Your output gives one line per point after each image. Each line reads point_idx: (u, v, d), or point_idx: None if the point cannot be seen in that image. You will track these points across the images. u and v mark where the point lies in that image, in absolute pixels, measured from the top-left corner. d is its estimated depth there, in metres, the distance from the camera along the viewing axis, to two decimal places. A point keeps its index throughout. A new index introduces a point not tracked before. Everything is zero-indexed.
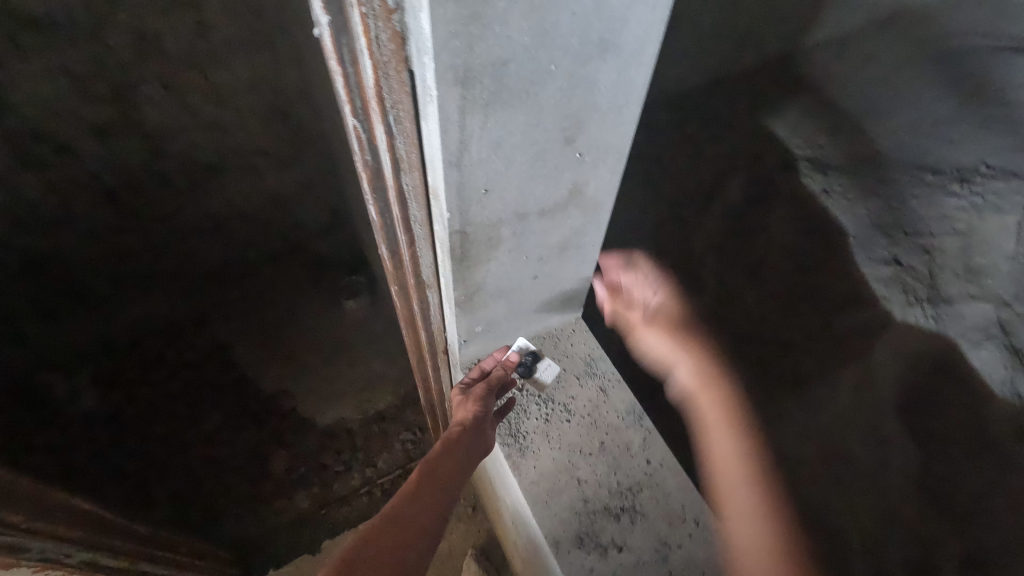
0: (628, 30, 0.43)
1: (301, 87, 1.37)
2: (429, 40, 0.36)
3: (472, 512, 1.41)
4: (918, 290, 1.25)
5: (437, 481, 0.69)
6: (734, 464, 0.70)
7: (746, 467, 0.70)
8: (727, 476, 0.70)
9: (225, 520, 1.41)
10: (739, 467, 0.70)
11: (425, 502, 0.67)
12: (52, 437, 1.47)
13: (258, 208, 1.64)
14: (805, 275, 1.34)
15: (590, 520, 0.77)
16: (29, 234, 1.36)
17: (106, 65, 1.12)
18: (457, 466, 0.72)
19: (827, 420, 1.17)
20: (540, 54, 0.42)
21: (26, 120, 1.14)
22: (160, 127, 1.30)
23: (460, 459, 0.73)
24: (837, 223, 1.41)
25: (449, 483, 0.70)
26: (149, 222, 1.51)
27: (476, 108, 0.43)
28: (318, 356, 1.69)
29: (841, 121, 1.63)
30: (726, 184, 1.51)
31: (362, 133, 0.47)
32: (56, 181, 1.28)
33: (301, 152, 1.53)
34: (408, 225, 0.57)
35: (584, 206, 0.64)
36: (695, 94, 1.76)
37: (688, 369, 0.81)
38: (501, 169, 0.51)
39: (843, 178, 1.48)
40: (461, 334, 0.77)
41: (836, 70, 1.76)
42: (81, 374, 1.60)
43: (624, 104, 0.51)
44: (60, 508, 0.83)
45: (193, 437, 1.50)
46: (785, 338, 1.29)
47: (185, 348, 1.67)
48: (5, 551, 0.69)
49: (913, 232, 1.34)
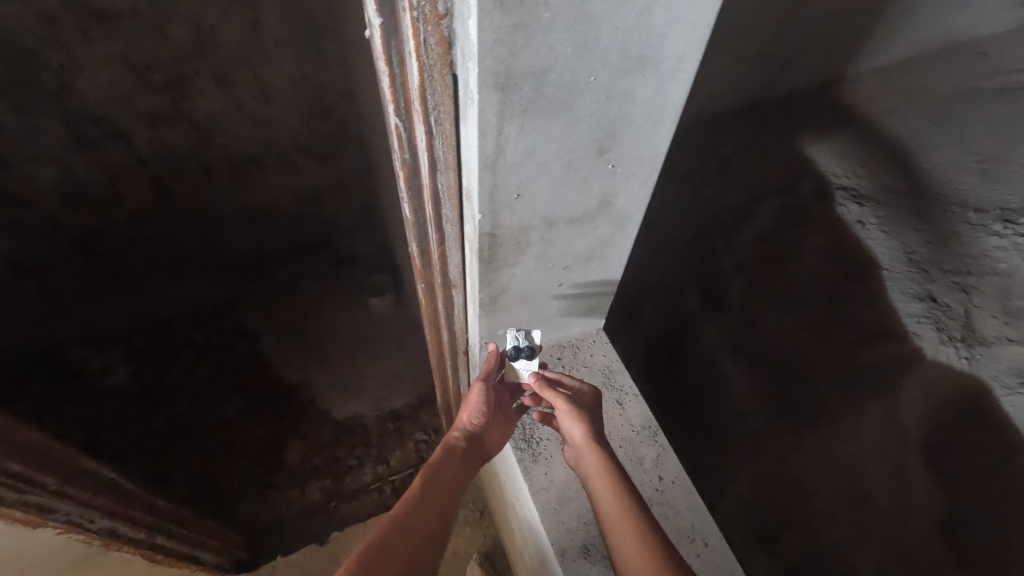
0: (668, 47, 0.44)
1: (345, 87, 1.41)
2: (475, 46, 0.38)
3: (479, 517, 1.41)
4: (952, 328, 1.15)
5: (443, 482, 0.66)
6: (621, 532, 0.59)
7: (633, 528, 0.59)
8: (620, 556, 0.57)
9: (238, 504, 1.43)
10: (626, 528, 0.59)
11: (434, 502, 0.63)
12: (83, 409, 1.56)
13: (295, 203, 1.69)
14: (832, 302, 1.27)
15: (597, 531, 0.76)
16: (78, 214, 1.41)
17: (164, 55, 1.17)
18: (460, 472, 0.70)
19: (853, 455, 1.13)
20: (581, 66, 0.43)
21: (86, 103, 1.20)
22: (208, 118, 1.35)
23: (460, 466, 0.70)
24: (872, 252, 1.31)
25: (454, 487, 0.67)
26: (190, 208, 1.55)
27: (514, 114, 0.44)
28: (341, 351, 1.73)
29: (884, 154, 1.55)
30: (757, 210, 1.49)
31: (403, 131, 0.50)
32: (108, 164, 1.34)
33: (339, 149, 1.57)
34: (439, 223, 0.60)
35: (612, 218, 0.64)
36: (728, 119, 1.77)
37: (575, 433, 0.72)
38: (534, 175, 0.52)
39: (881, 209, 1.39)
40: (482, 336, 0.78)
41: (879, 102, 1.73)
42: (114, 351, 1.68)
43: (659, 120, 0.52)
44: (84, 475, 0.86)
45: (214, 420, 1.55)
46: (811, 364, 1.24)
47: (213, 333, 1.74)
48: (35, 512, 0.73)
49: (951, 270, 1.24)
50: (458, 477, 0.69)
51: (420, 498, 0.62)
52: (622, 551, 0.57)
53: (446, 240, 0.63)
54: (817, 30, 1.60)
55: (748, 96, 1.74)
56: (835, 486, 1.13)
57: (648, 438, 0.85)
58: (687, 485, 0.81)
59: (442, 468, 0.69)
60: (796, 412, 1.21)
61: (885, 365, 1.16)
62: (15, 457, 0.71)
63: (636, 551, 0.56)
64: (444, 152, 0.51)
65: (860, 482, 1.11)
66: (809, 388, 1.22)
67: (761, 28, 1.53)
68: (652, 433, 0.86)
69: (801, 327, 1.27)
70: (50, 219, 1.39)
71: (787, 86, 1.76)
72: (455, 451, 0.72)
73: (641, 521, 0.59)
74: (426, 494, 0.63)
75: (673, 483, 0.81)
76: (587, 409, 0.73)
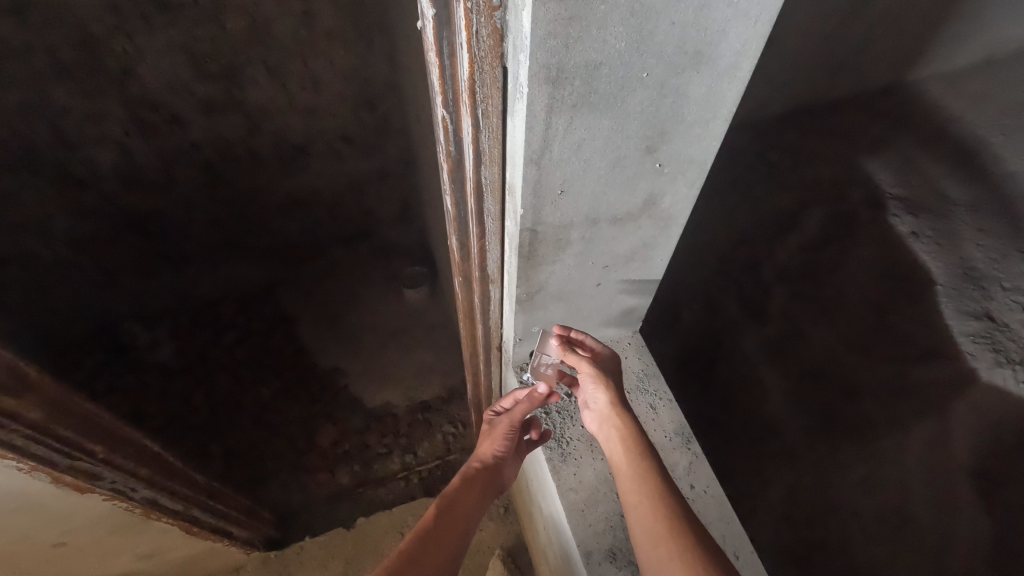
0: (725, 43, 0.43)
1: (390, 80, 1.43)
2: (528, 38, 0.38)
3: (503, 513, 1.41)
4: (1011, 350, 1.07)
5: (456, 514, 0.67)
6: (636, 491, 0.60)
7: (647, 487, 0.60)
8: (633, 512, 0.59)
9: (271, 482, 1.47)
10: (640, 486, 0.60)
11: (448, 534, 0.63)
12: (130, 381, 1.63)
13: (337, 193, 1.72)
14: (881, 315, 1.21)
15: (625, 536, 0.74)
16: (133, 195, 1.48)
17: (220, 45, 1.21)
18: (474, 503, 0.71)
19: (896, 477, 1.07)
20: (634, 61, 0.42)
21: (146, 90, 1.25)
22: (259, 108, 1.39)
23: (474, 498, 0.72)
24: (925, 267, 1.23)
25: (467, 521, 0.68)
26: (237, 194, 1.60)
27: (563, 109, 0.44)
28: (375, 341, 1.76)
29: (942, 161, 1.44)
30: (802, 219, 1.44)
31: (450, 124, 0.50)
32: (164, 148, 1.40)
33: (382, 141, 1.59)
34: (481, 217, 0.59)
35: (656, 218, 0.63)
36: (777, 123, 1.72)
37: (600, 398, 0.71)
38: (580, 171, 0.51)
39: (937, 222, 1.31)
40: (517, 332, 0.78)
41: (943, 104, 1.62)
42: (161, 328, 1.75)
43: (710, 119, 0.50)
44: (130, 444, 0.88)
45: (251, 400, 1.59)
46: (856, 382, 1.18)
47: (254, 316, 1.80)
48: (83, 478, 0.77)
49: (1012, 288, 1.15)
50: (473, 509, 0.70)
51: (431, 529, 0.63)
52: (635, 507, 0.59)
53: (487, 234, 0.63)
54: (877, 34, 1.54)
55: (799, 100, 1.69)
56: (875, 509, 1.07)
57: (681, 444, 0.83)
58: (719, 495, 0.79)
59: (458, 499, 0.70)
60: (836, 427, 1.17)
61: (935, 384, 1.09)
62: (68, 424, 0.75)
63: (649, 509, 0.58)
64: (489, 145, 0.50)
65: (903, 506, 1.04)
66: (853, 404, 1.17)
67: (818, 31, 1.48)
68: (686, 440, 0.84)
69: (844, 340, 1.23)
70: (108, 198, 1.45)
71: (842, 90, 1.69)
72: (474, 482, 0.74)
73: (656, 481, 0.60)
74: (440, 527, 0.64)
75: (704, 492, 0.79)
76: (611, 372, 0.72)
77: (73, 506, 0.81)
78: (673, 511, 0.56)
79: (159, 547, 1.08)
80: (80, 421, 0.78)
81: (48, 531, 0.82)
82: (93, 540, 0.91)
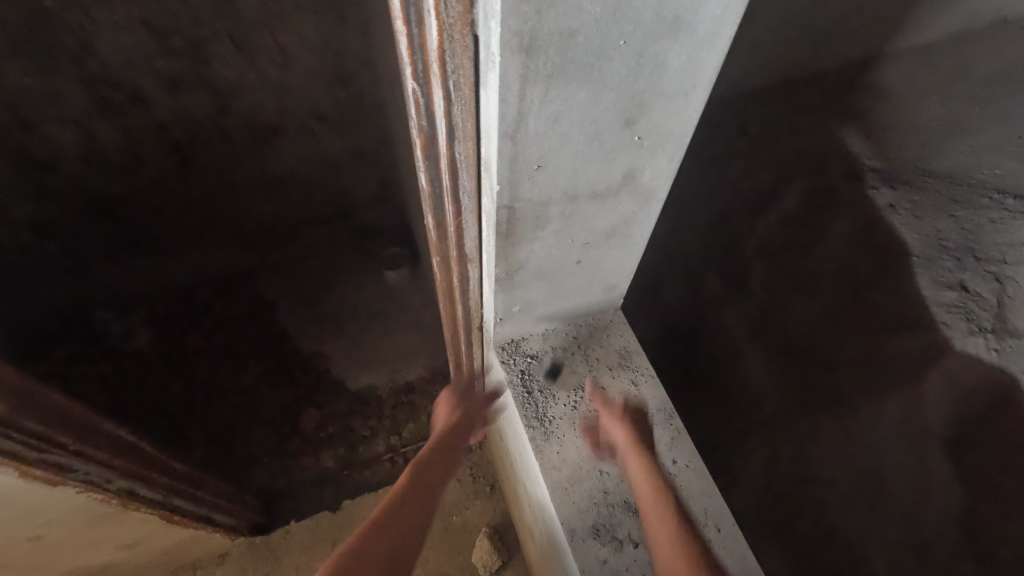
0: (705, 8, 0.41)
1: (363, 55, 1.38)
2: (498, 4, 0.36)
3: (489, 491, 1.42)
4: (984, 319, 1.08)
5: (421, 484, 0.76)
6: (658, 532, 0.61)
7: (667, 527, 0.61)
8: (657, 554, 0.59)
9: (254, 468, 1.45)
10: (661, 525, 0.61)
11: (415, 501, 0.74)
12: (105, 370, 1.59)
13: (314, 173, 1.68)
14: (859, 288, 1.22)
15: (608, 513, 0.75)
16: (99, 177, 1.42)
17: (183, 19, 1.17)
18: (441, 467, 0.80)
19: (870, 443, 1.10)
20: (611, 28, 0.40)
21: (107, 67, 1.20)
22: (228, 85, 1.34)
23: (443, 462, 0.81)
24: (900, 239, 1.24)
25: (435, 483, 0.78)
26: (208, 176, 1.55)
27: (538, 80, 0.42)
28: (356, 323, 1.73)
29: (915, 135, 1.47)
30: (783, 193, 1.44)
31: (420, 98, 0.47)
32: (129, 129, 1.35)
33: (358, 120, 1.55)
34: (456, 196, 0.57)
35: (636, 194, 0.61)
36: (758, 97, 1.71)
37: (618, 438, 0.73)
38: (557, 146, 0.50)
39: (914, 194, 1.32)
40: (497, 312, 0.76)
41: (921, 77, 1.63)
42: (135, 316, 1.70)
43: (690, 89, 0.49)
44: (106, 436, 0.85)
45: (232, 387, 1.57)
46: (833, 356, 1.19)
47: (231, 301, 1.76)
48: (55, 471, 0.75)
49: (985, 259, 1.16)
50: (440, 474, 0.80)
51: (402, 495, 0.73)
52: (659, 549, 0.59)
53: (464, 212, 0.61)
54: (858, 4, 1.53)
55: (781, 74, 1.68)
56: (851, 476, 1.09)
57: (662, 420, 0.82)
58: (700, 469, 0.78)
59: (428, 465, 0.79)
60: (816, 399, 1.18)
61: (913, 353, 1.11)
62: (37, 418, 0.72)
63: (671, 548, 0.58)
64: (462, 119, 0.48)
65: (876, 472, 1.07)
66: (829, 376, 1.18)
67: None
68: (668, 416, 0.83)
69: (824, 313, 1.23)
70: (72, 181, 1.40)
71: (823, 62, 1.69)
72: (441, 444, 0.83)
73: (676, 520, 0.61)
74: (411, 493, 0.74)
75: (687, 467, 0.78)
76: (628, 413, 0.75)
77: (47, 500, 0.79)
78: (693, 550, 0.57)
79: (141, 537, 1.06)
80: (49, 413, 0.75)
81: (24, 524, 0.80)
82: (68, 534, 0.89)
